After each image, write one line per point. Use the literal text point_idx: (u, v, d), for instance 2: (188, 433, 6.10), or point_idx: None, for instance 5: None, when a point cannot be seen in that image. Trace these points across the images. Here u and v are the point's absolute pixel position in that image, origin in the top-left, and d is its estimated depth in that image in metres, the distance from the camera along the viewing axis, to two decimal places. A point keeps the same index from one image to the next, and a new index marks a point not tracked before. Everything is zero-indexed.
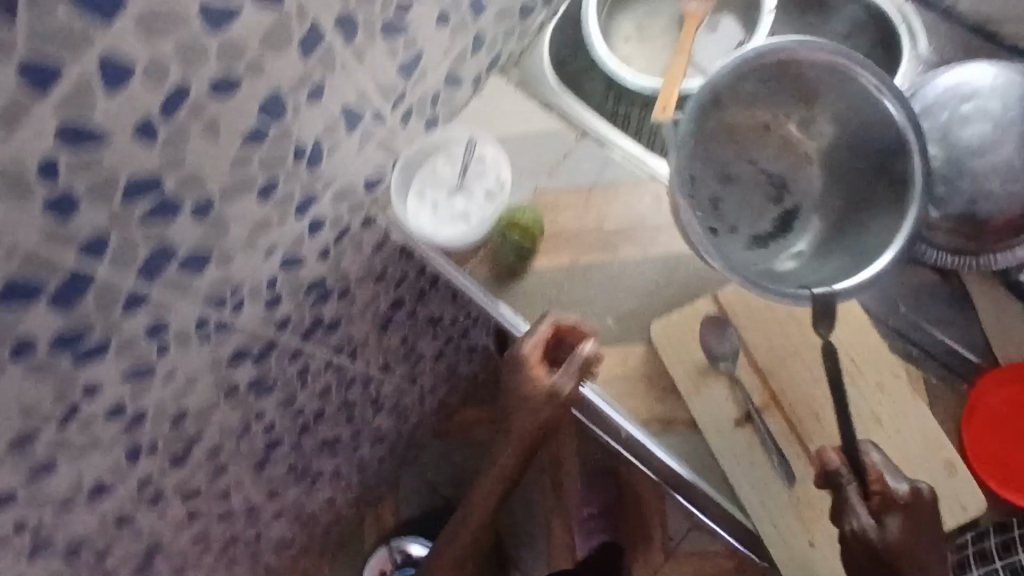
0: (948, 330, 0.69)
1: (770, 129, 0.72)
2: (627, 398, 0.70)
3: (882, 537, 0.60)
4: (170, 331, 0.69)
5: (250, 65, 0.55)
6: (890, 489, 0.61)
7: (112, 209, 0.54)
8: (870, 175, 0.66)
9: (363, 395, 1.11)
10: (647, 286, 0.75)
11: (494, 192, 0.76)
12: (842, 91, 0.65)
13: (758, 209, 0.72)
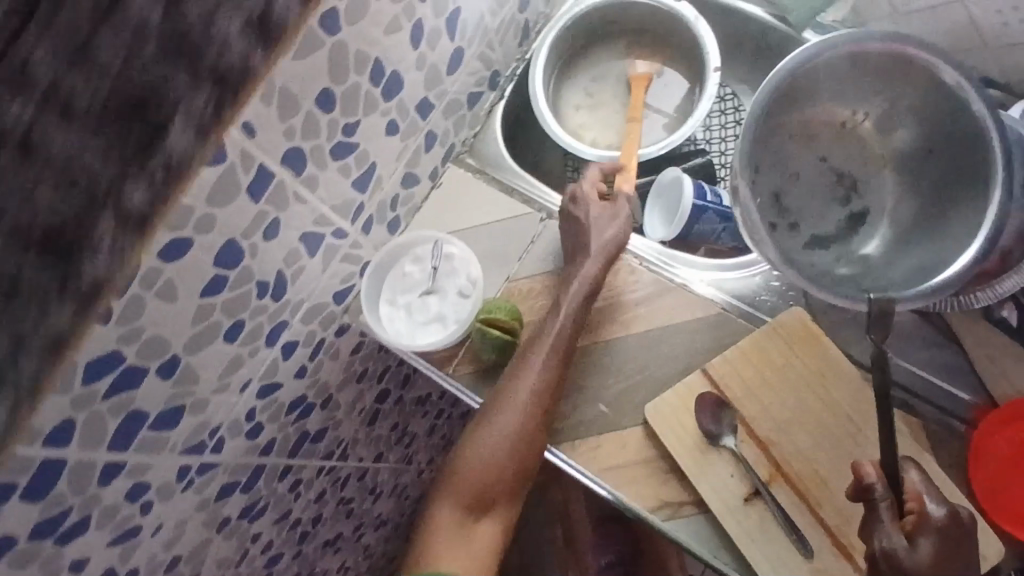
0: (940, 372, 0.68)
1: (850, 129, 0.77)
2: (629, 486, 0.67)
3: (914, 560, 0.55)
4: (151, 489, 0.66)
5: (198, 224, 0.53)
6: (926, 511, 0.57)
7: (72, 396, 0.51)
8: (943, 176, 0.69)
9: (359, 487, 1.08)
10: (640, 366, 0.71)
11: (466, 290, 0.74)
12: (915, 86, 0.68)
13: (823, 208, 0.76)
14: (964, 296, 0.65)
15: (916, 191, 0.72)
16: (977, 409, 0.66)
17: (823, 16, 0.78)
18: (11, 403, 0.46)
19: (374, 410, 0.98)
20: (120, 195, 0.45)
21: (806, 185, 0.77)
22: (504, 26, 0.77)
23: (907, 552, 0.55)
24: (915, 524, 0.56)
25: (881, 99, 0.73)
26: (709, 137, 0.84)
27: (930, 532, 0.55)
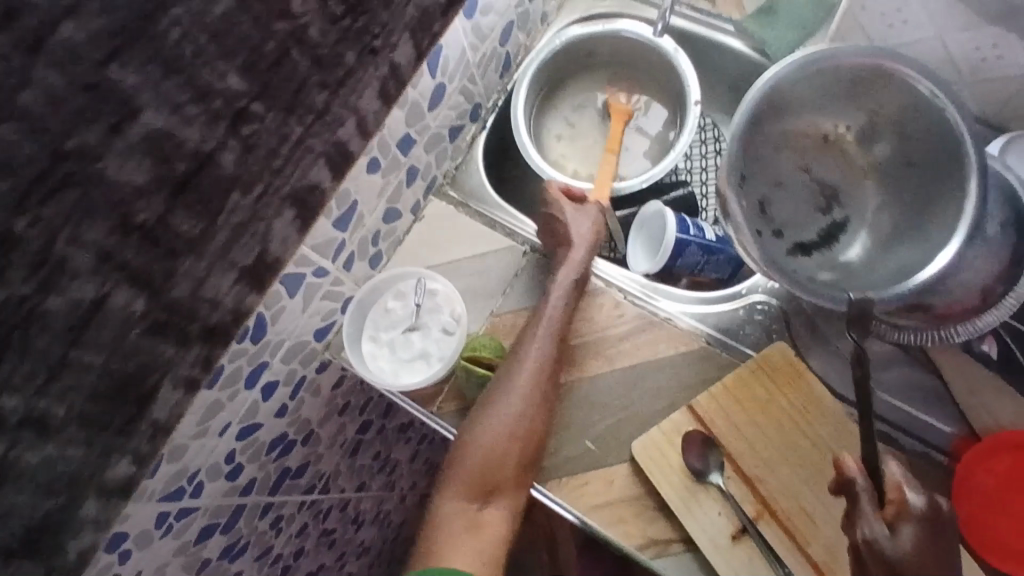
0: (923, 405, 0.68)
1: (832, 141, 0.74)
2: (617, 524, 0.66)
3: (896, 547, 0.52)
4: (128, 539, 0.64)
5: (173, 276, 0.51)
6: (907, 500, 0.54)
7: (45, 458, 0.49)
8: (923, 187, 0.66)
9: (341, 518, 1.07)
10: (623, 401, 0.71)
11: (451, 327, 0.72)
12: (896, 96, 0.65)
13: (807, 217, 0.73)
14: (944, 331, 0.63)
15: (897, 202, 0.69)
16: (958, 442, 0.66)
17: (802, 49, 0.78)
18: None
19: (356, 441, 0.97)
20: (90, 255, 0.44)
21: (790, 199, 0.74)
22: (483, 60, 0.76)
23: (889, 543, 0.53)
24: (895, 513, 0.54)
25: (860, 114, 0.69)
26: (691, 167, 0.84)
27: (910, 521, 0.53)
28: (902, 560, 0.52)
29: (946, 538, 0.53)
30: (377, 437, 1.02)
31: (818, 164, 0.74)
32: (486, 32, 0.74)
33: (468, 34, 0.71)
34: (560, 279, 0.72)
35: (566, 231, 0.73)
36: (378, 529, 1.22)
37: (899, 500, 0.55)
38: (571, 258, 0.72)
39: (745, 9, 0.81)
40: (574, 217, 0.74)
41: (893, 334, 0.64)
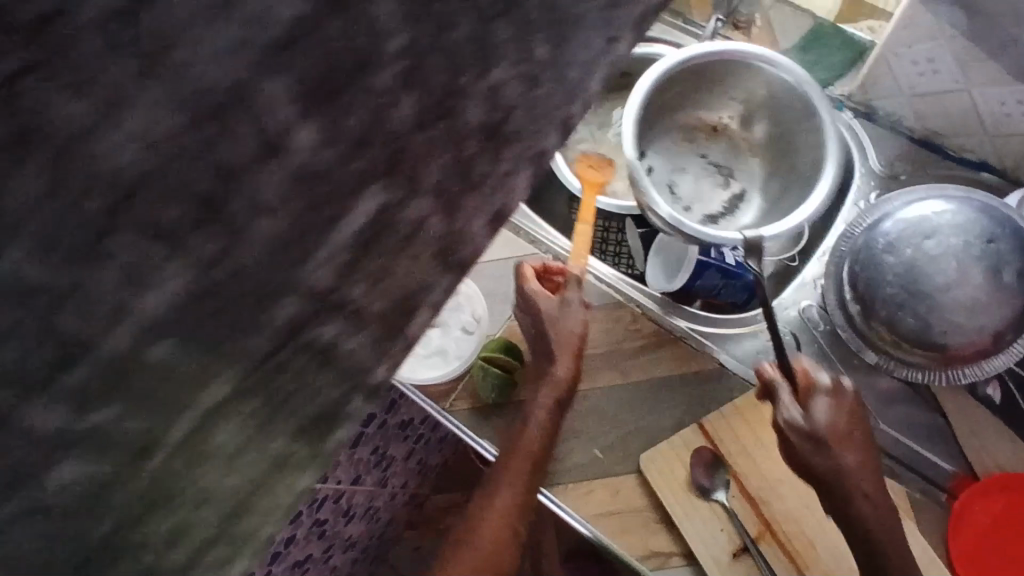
0: (926, 442, 0.69)
1: (721, 129, 0.78)
2: (622, 534, 0.68)
3: (813, 425, 0.57)
4: None
5: None
6: (815, 379, 0.60)
7: None
8: (798, 146, 0.70)
9: (334, 509, 1.06)
10: (634, 413, 0.73)
11: (469, 326, 0.76)
12: (756, 76, 0.68)
13: (708, 193, 0.77)
14: (951, 371, 0.66)
15: (780, 175, 0.73)
16: (957, 481, 0.68)
17: (831, 89, 0.80)
18: None
19: (358, 438, 0.95)
20: None
21: (692, 179, 0.78)
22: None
23: (826, 425, 0.57)
24: (810, 394, 0.59)
25: (741, 102, 0.73)
26: None
27: (828, 397, 0.58)
28: (821, 434, 0.57)
29: (856, 416, 0.59)
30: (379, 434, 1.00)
31: (711, 148, 0.79)
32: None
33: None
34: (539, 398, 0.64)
35: (551, 338, 0.63)
36: (366, 523, 1.21)
37: (809, 381, 0.60)
38: (554, 372, 0.62)
39: (778, 46, 0.84)
40: (552, 317, 0.63)
41: (900, 371, 0.68)
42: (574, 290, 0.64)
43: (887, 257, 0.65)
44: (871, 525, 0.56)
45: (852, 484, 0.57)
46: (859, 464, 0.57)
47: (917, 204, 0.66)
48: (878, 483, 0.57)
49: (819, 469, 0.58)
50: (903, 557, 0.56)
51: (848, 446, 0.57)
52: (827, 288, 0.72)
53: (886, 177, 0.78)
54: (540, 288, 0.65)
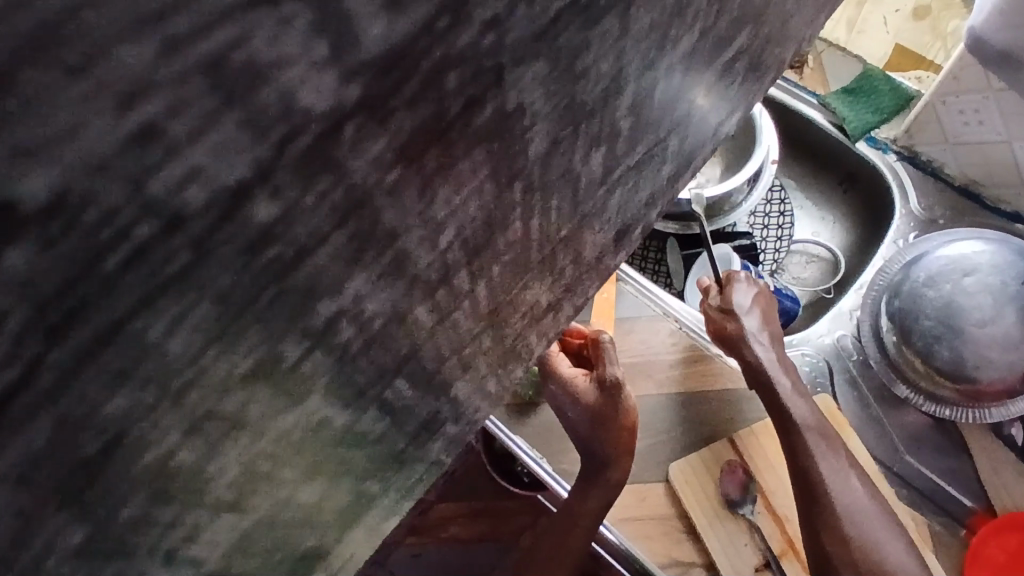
0: (949, 479, 0.71)
1: None
2: (646, 540, 0.69)
3: (721, 304, 0.67)
4: None
5: None
6: (733, 273, 0.68)
7: None
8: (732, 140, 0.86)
9: None
10: (664, 424, 0.74)
11: None
12: None
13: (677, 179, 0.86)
14: (979, 409, 0.69)
15: (728, 175, 0.86)
16: (976, 516, 0.69)
17: (877, 131, 0.83)
18: None
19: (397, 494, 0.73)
20: None
21: None
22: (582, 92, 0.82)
23: (734, 301, 0.66)
24: (730, 281, 0.67)
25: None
26: (752, 222, 0.89)
27: (744, 286, 0.67)
28: (726, 311, 0.66)
29: (769, 305, 0.67)
30: None
31: None
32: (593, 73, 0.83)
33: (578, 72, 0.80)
34: (589, 500, 0.65)
35: (598, 440, 0.65)
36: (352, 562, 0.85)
37: (732, 275, 0.68)
38: (606, 477, 0.65)
39: (828, 87, 0.88)
40: (602, 414, 0.64)
41: (928, 406, 0.71)
42: (608, 376, 0.64)
43: (929, 291, 0.68)
44: (765, 369, 0.62)
45: (753, 342, 0.63)
46: (763, 336, 0.64)
47: (955, 245, 0.70)
48: (774, 347, 0.64)
49: (730, 336, 0.65)
50: (796, 392, 0.61)
51: (757, 323, 0.65)
52: (864, 320, 0.75)
53: (924, 220, 0.82)
54: (576, 372, 0.66)
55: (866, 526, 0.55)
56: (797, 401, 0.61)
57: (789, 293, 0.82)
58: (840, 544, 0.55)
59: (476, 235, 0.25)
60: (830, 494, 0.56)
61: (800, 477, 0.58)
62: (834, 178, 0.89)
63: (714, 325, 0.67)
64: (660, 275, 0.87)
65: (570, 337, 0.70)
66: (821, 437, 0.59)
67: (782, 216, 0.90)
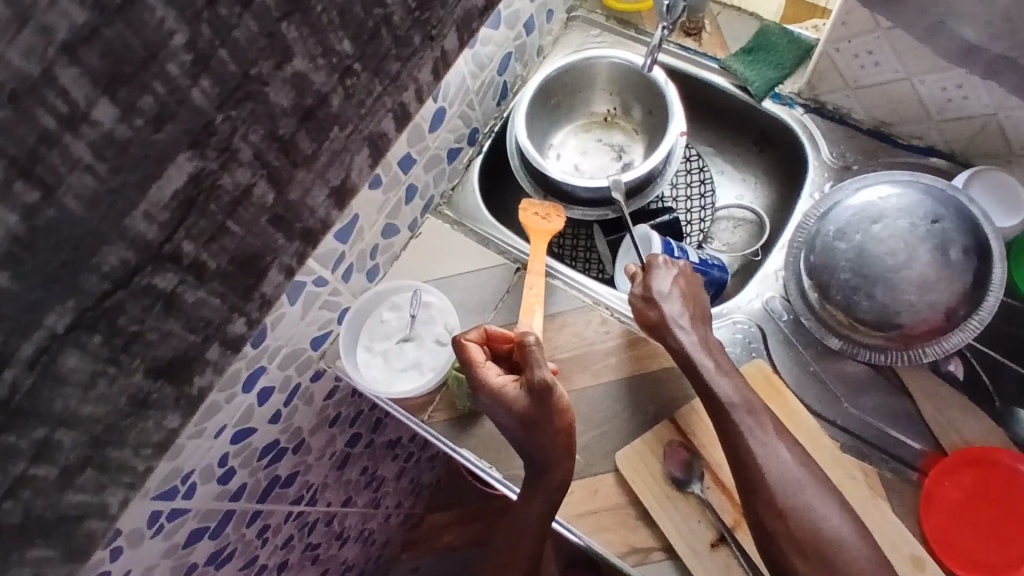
0: (896, 425, 0.70)
1: (610, 120, 0.92)
2: (600, 532, 0.69)
3: (645, 291, 0.68)
4: (168, 512, 0.65)
5: (358, 254, 0.71)
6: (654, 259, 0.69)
7: (52, 443, 0.47)
8: (648, 115, 0.88)
9: (283, 498, 0.86)
10: (607, 413, 0.73)
11: (443, 338, 0.75)
12: (601, 78, 0.87)
13: (602, 166, 0.91)
14: (912, 350, 0.69)
15: (650, 151, 0.90)
16: (927, 458, 0.68)
17: (781, 87, 0.83)
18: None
19: (327, 433, 0.85)
20: (123, 229, 0.43)
21: (593, 158, 0.92)
22: (398, 100, 0.62)
23: (655, 287, 0.68)
24: (651, 268, 0.68)
25: (614, 96, 0.89)
26: (676, 195, 0.89)
27: (665, 271, 0.68)
28: (652, 299, 0.67)
29: (694, 288, 0.69)
30: (320, 428, 0.83)
31: (607, 134, 0.92)
32: (408, 78, 0.62)
33: (385, 79, 0.58)
34: (535, 503, 0.66)
35: (536, 445, 0.64)
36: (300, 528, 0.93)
37: (653, 260, 0.69)
38: (549, 477, 0.65)
39: (728, 50, 0.87)
40: (536, 417, 0.63)
41: (863, 354, 0.70)
42: (537, 378, 0.63)
43: (840, 243, 0.69)
44: (691, 352, 0.64)
45: (677, 328, 0.65)
46: (684, 321, 0.66)
47: (867, 193, 0.71)
48: (698, 330, 0.66)
49: (655, 323, 0.67)
50: (720, 370, 0.64)
51: (682, 308, 0.66)
52: (790, 278, 0.75)
53: (838, 168, 0.80)
54: (504, 379, 0.65)
55: (798, 495, 0.57)
56: (722, 379, 0.63)
57: (716, 262, 0.81)
58: (775, 516, 0.57)
59: None
60: (758, 462, 0.59)
61: (730, 446, 0.61)
62: (749, 143, 0.90)
63: (639, 315, 0.68)
64: (591, 263, 0.87)
65: (496, 341, 0.69)
66: (747, 410, 0.62)
67: (704, 185, 0.89)
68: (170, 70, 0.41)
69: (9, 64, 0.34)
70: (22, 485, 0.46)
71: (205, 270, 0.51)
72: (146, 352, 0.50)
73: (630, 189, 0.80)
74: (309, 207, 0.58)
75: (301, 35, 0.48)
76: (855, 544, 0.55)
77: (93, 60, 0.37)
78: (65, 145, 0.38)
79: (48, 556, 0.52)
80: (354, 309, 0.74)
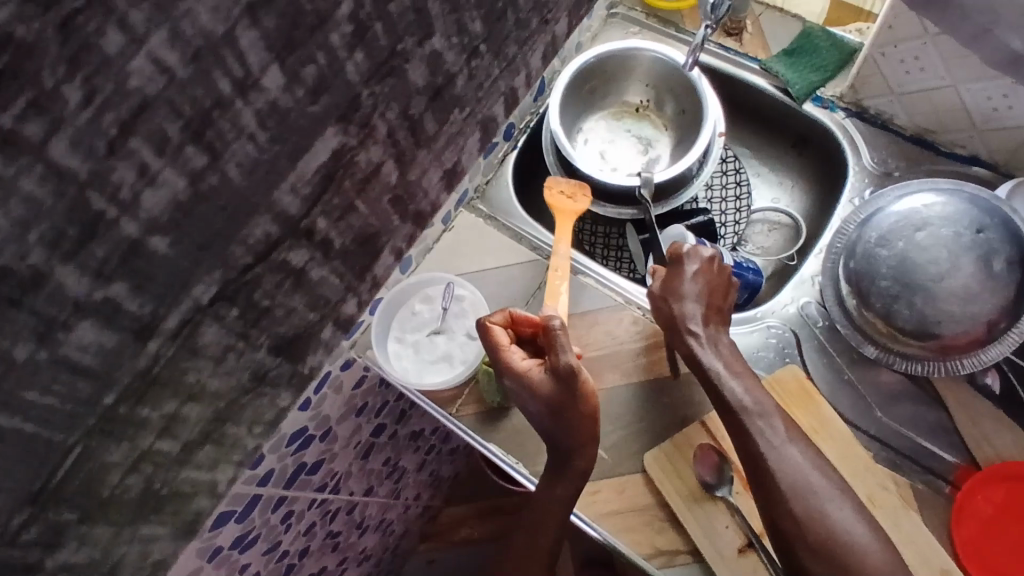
0: (930, 435, 0.69)
1: (642, 111, 0.91)
2: (626, 532, 0.68)
3: (669, 284, 0.67)
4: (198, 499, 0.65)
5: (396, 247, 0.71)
6: (678, 250, 0.68)
7: (102, 451, 0.45)
8: (681, 111, 0.88)
9: (308, 486, 0.86)
10: (634, 413, 0.73)
11: (474, 332, 0.75)
12: (638, 69, 0.87)
13: (628, 156, 0.90)
14: (950, 362, 0.68)
15: (679, 148, 0.89)
16: (959, 471, 0.67)
17: (822, 90, 0.82)
18: (44, 456, 0.41)
19: (355, 421, 0.86)
20: (179, 234, 0.41)
21: (618, 146, 0.91)
22: (509, 86, 0.73)
23: (680, 282, 0.67)
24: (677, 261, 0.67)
25: (649, 88, 0.89)
26: (710, 197, 0.88)
27: (689, 265, 0.67)
28: (676, 292, 0.66)
29: (721, 282, 0.68)
30: (348, 417, 0.83)
31: (636, 125, 0.91)
32: (520, 63, 0.72)
33: (502, 63, 0.67)
34: (558, 493, 0.66)
35: (557, 427, 0.64)
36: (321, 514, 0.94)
37: (678, 252, 0.68)
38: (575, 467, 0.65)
39: (770, 51, 0.86)
40: (562, 402, 0.63)
41: (900, 364, 0.70)
42: (561, 362, 0.62)
43: (882, 250, 0.68)
44: (704, 355, 0.64)
45: (690, 330, 0.65)
46: (697, 321, 0.65)
47: (909, 199, 0.70)
48: (713, 330, 0.65)
49: (673, 319, 0.66)
50: (728, 369, 0.63)
51: (705, 304, 0.66)
52: (825, 284, 0.74)
53: (879, 174, 0.79)
54: (530, 363, 0.64)
55: (809, 500, 0.57)
56: (730, 381, 0.62)
57: (750, 265, 0.80)
58: (790, 519, 0.57)
59: None
60: (770, 466, 0.58)
61: (741, 446, 0.61)
62: (787, 148, 0.89)
63: (657, 311, 0.68)
64: (622, 262, 0.87)
65: (521, 324, 0.69)
66: (757, 414, 0.61)
67: (740, 186, 0.88)
68: (333, 41, 0.43)
69: (199, 21, 0.34)
70: (145, 459, 0.49)
71: (331, 247, 0.56)
72: (272, 328, 0.54)
73: (666, 190, 0.80)
74: (423, 189, 0.67)
75: (442, 12, 0.52)
76: (870, 549, 0.55)
77: (271, 23, 0.38)
78: (235, 113, 0.39)
79: (156, 534, 0.58)
80: (384, 299, 0.74)
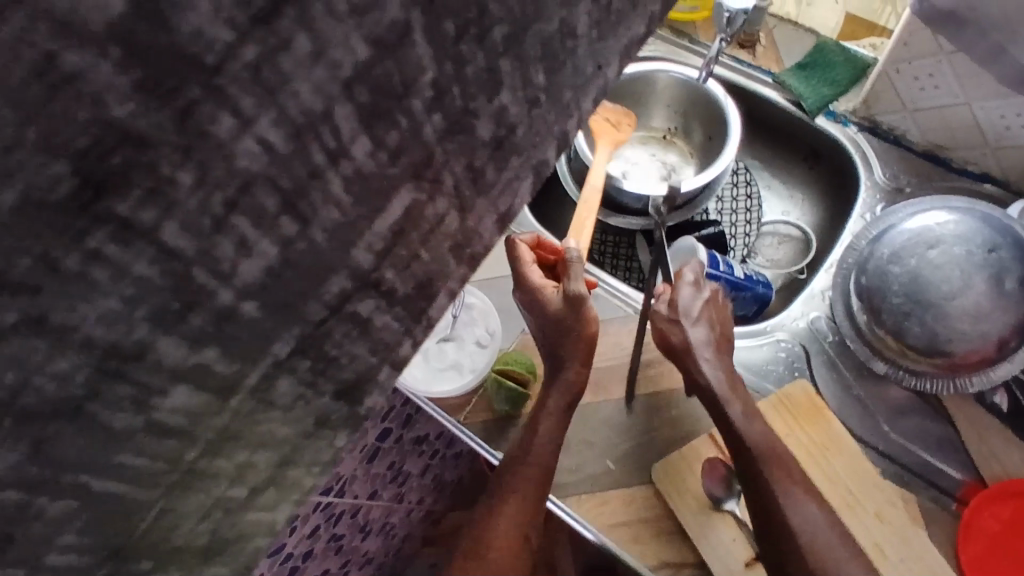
0: (935, 452, 0.69)
1: (669, 139, 0.92)
2: (634, 544, 0.68)
3: (673, 306, 0.67)
4: None
5: None
6: (682, 276, 0.68)
7: None
8: (705, 134, 0.87)
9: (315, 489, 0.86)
10: (642, 425, 0.73)
11: (484, 340, 0.75)
12: (663, 90, 0.87)
13: (649, 178, 0.89)
14: (959, 379, 0.67)
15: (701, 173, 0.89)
16: (966, 488, 0.67)
17: (836, 104, 0.82)
18: None
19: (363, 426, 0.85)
20: None
21: (641, 169, 0.91)
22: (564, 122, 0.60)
23: (682, 305, 0.66)
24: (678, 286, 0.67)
25: (677, 115, 0.89)
26: (721, 208, 0.89)
27: (692, 292, 0.67)
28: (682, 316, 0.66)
29: (720, 313, 0.68)
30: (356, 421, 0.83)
31: (661, 151, 0.91)
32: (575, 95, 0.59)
33: None
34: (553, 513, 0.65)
35: (558, 345, 0.64)
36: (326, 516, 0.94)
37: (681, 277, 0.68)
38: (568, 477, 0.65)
39: (783, 65, 0.87)
40: (564, 325, 0.63)
41: (909, 380, 0.69)
42: (571, 289, 0.61)
43: (894, 266, 0.68)
44: (717, 392, 0.63)
45: (700, 359, 0.64)
46: (708, 352, 0.65)
47: (921, 216, 0.70)
48: (721, 363, 0.65)
49: (677, 347, 0.66)
50: (748, 414, 0.63)
51: (711, 333, 0.66)
52: (836, 299, 0.74)
53: (890, 190, 0.79)
54: (546, 283, 0.65)
55: (827, 546, 0.56)
56: (750, 425, 0.62)
57: (761, 277, 0.80)
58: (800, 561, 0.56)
59: (408, 306, 0.21)
60: (786, 512, 0.58)
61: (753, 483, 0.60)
62: (799, 163, 0.89)
63: (660, 333, 0.67)
64: (632, 272, 0.87)
65: (545, 248, 0.70)
66: (773, 460, 0.61)
67: (750, 200, 0.88)
68: None
69: None
70: None
71: None
72: None
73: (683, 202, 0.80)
74: None
75: None
76: None
77: None
78: None
79: None
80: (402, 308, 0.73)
